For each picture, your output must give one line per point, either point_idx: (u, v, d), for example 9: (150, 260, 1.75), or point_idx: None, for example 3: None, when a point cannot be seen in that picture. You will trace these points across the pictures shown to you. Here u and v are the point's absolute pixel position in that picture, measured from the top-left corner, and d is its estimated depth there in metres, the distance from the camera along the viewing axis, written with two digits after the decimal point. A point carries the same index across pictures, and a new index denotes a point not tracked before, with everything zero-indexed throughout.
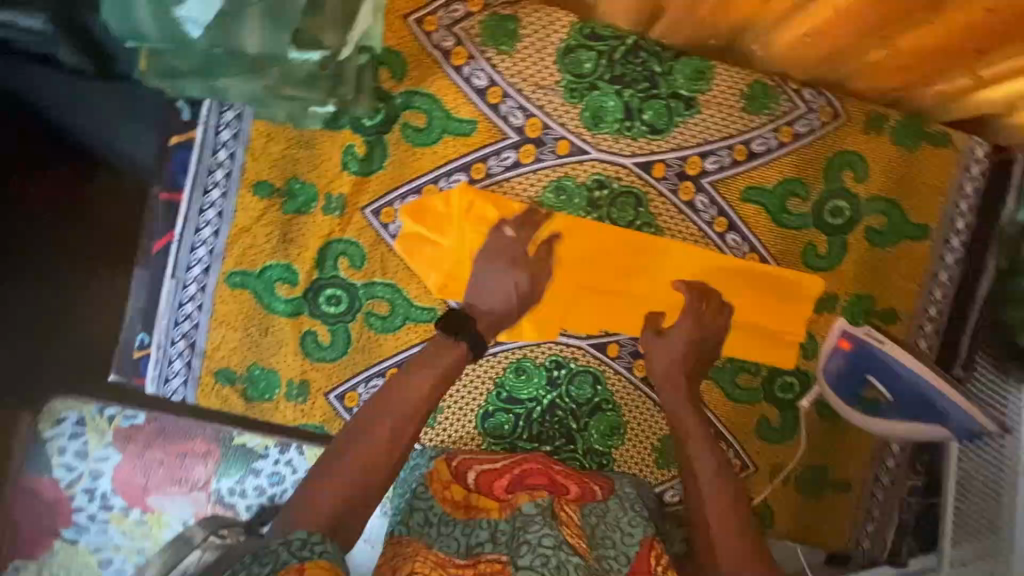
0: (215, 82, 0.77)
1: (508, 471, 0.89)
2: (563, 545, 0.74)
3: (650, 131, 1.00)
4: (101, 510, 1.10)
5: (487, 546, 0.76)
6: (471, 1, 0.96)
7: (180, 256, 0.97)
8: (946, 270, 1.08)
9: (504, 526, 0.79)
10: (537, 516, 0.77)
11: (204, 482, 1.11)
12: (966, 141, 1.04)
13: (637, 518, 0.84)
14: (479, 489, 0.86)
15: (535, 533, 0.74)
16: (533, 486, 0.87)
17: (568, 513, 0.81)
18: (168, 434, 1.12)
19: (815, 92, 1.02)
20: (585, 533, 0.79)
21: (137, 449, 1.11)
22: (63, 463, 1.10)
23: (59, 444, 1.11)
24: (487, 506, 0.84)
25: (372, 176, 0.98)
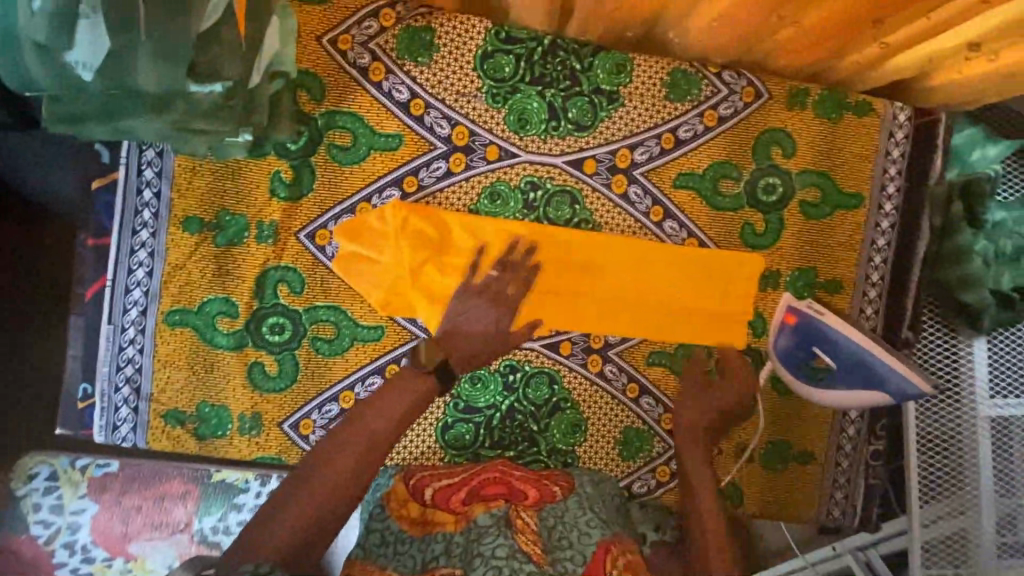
0: (119, 124, 0.76)
1: (465, 483, 0.88)
2: (517, 554, 0.75)
3: (576, 129, 1.00)
4: (83, 563, 1.13)
5: (442, 559, 0.76)
6: (383, 16, 0.96)
7: (115, 301, 0.95)
8: (883, 235, 1.10)
9: (458, 539, 0.79)
10: (492, 527, 0.78)
11: (184, 524, 1.14)
12: (887, 108, 1.06)
13: (592, 523, 0.83)
14: (436, 502, 0.86)
15: (489, 545, 0.75)
16: (490, 495, 0.86)
17: (523, 521, 0.81)
18: (143, 480, 1.14)
19: (736, 74, 1.03)
20: (540, 538, 0.79)
21: (113, 498, 1.14)
22: (40, 519, 1.12)
23: (32, 501, 1.12)
24: (445, 519, 0.83)
25: (303, 201, 0.97)
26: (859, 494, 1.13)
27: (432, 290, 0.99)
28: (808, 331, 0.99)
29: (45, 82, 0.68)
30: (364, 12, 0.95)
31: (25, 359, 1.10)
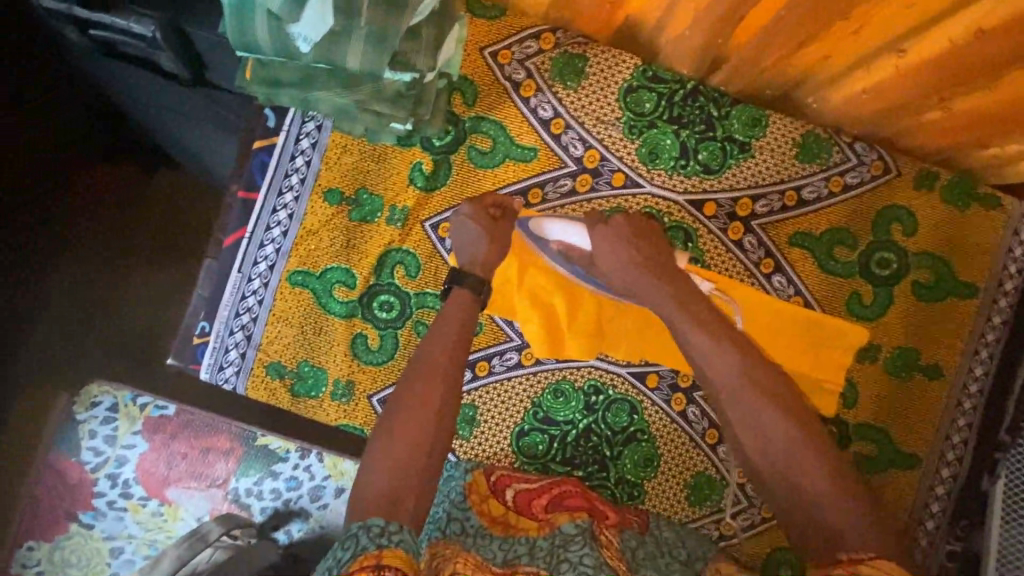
0: (310, 96, 0.83)
1: (547, 492, 0.89)
2: (603, 566, 0.70)
3: (703, 171, 1.04)
4: (120, 498, 1.20)
5: (526, 559, 0.75)
6: (544, 39, 1.03)
7: (249, 253, 1.02)
8: (993, 331, 1.07)
9: (542, 543, 0.77)
10: (578, 536, 0.75)
11: (223, 480, 1.22)
12: (1017, 205, 1.05)
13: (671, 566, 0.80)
14: (517, 509, 0.86)
15: (575, 552, 0.72)
16: (573, 506, 0.85)
17: (606, 537, 0.78)
18: (195, 428, 1.24)
19: (868, 146, 1.05)
20: (624, 557, 0.77)
21: (164, 440, 1.23)
22: (92, 446, 1.21)
23: (90, 427, 1.22)
24: (527, 526, 0.83)
25: (436, 193, 1.03)
26: None
27: (536, 294, 1.04)
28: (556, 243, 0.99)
29: (268, 47, 0.76)
30: (527, 33, 1.02)
31: (34, 336, 1.35)
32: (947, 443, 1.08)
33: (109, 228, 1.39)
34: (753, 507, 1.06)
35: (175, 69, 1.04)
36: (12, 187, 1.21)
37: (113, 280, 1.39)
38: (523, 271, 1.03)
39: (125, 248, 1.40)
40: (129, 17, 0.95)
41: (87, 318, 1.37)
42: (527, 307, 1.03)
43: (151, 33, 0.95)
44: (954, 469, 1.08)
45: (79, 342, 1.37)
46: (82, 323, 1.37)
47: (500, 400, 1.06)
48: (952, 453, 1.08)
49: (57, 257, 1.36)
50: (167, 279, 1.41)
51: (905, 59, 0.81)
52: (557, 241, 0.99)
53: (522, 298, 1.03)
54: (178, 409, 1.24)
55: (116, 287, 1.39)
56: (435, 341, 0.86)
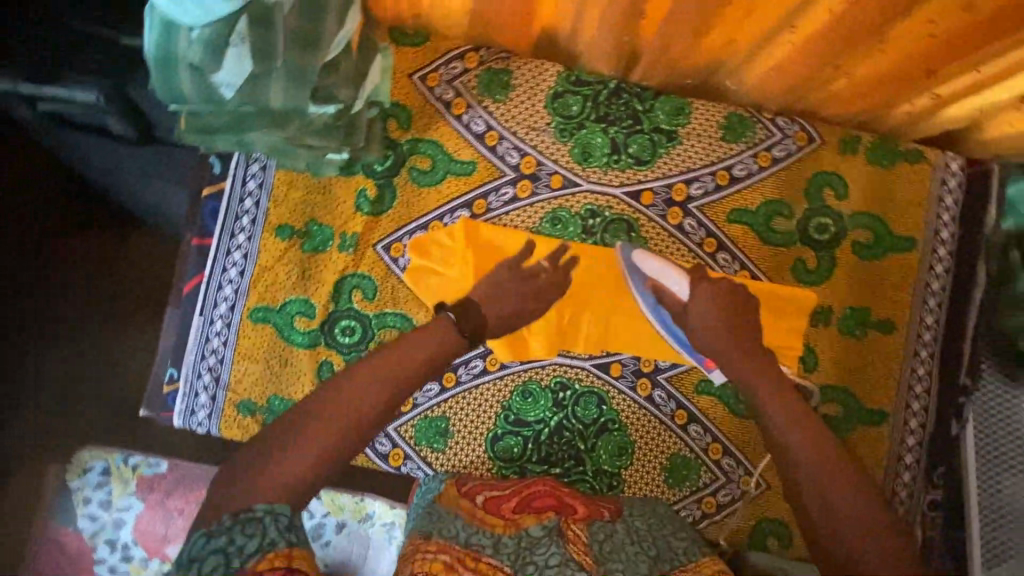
0: (244, 137, 0.88)
1: (516, 494, 0.88)
2: (569, 562, 0.72)
3: (635, 163, 1.08)
4: (122, 561, 1.21)
5: (490, 551, 0.74)
6: (468, 59, 1.08)
7: (208, 296, 1.05)
8: (937, 279, 1.10)
9: (507, 540, 0.77)
10: (544, 538, 0.76)
11: None
12: (940, 157, 1.10)
13: (639, 556, 0.76)
14: (485, 506, 0.86)
15: (542, 554, 0.73)
16: (541, 507, 0.86)
17: (574, 533, 0.78)
18: (189, 483, 1.25)
19: (788, 120, 1.09)
20: (592, 550, 0.76)
21: (158, 498, 1.24)
22: (88, 512, 1.22)
23: (84, 494, 1.23)
24: (494, 522, 0.82)
25: (383, 216, 1.07)
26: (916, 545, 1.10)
27: None
28: (648, 281, 1.02)
29: (193, 98, 0.77)
30: (452, 54, 1.08)
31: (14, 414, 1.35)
32: (911, 393, 1.10)
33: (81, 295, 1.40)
34: (731, 482, 1.08)
35: (121, 130, 1.06)
36: (10, 185, 1.28)
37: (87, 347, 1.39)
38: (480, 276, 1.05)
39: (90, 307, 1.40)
40: (71, 85, 0.99)
41: (60, 382, 1.37)
42: None
43: (97, 99, 0.99)
44: (921, 417, 1.10)
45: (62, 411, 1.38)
46: (56, 388, 1.38)
47: (470, 408, 1.08)
48: (917, 403, 1.10)
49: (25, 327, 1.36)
50: (136, 333, 1.42)
51: (798, 33, 0.86)
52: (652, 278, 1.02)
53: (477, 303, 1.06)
54: (170, 464, 1.25)
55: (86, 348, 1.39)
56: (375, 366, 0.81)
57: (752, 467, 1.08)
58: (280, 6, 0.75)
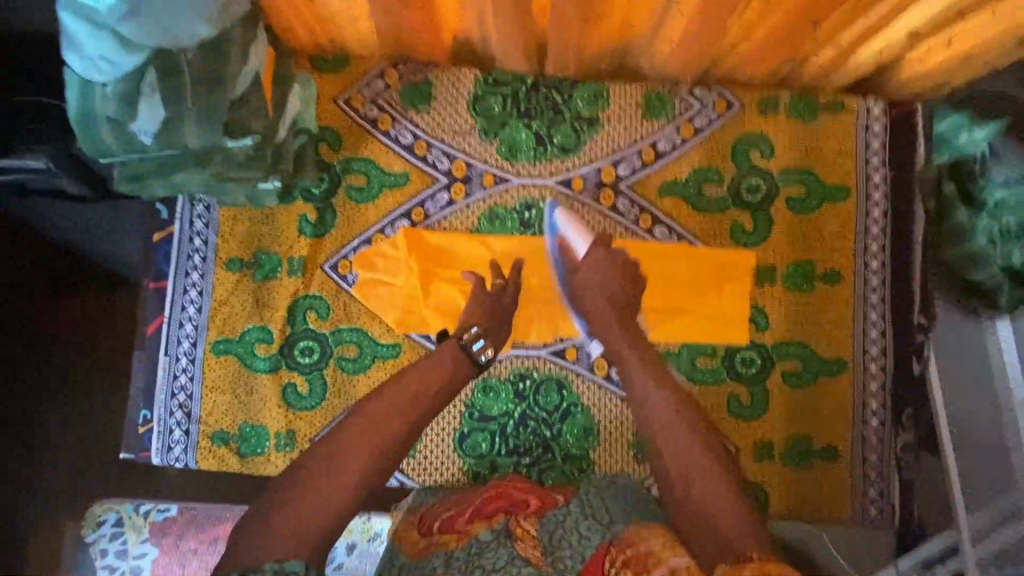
0: (174, 178, 0.92)
1: (469, 506, 0.90)
2: (515, 560, 0.74)
3: (561, 152, 1.11)
4: None
5: (441, 569, 0.76)
6: (388, 75, 1.12)
7: (170, 335, 1.09)
8: (876, 223, 1.12)
9: (459, 553, 0.79)
10: (492, 542, 0.78)
11: None
12: (860, 103, 1.12)
13: (592, 527, 0.81)
14: (441, 528, 0.87)
15: (489, 558, 0.75)
16: (493, 511, 0.86)
17: (523, 530, 0.81)
18: (199, 521, 1.24)
19: (706, 89, 1.12)
20: (541, 543, 0.79)
21: (172, 541, 1.23)
22: (106, 564, 1.22)
23: (100, 547, 1.23)
24: (447, 539, 0.83)
25: (326, 237, 1.11)
26: (894, 490, 1.09)
27: (433, 298, 1.09)
28: (558, 237, 1.04)
29: (117, 146, 0.83)
30: (372, 74, 1.12)
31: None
32: (867, 339, 1.11)
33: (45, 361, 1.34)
34: None
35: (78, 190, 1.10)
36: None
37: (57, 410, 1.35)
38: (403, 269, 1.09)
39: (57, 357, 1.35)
40: (20, 153, 1.03)
41: (39, 448, 1.35)
42: (408, 302, 1.09)
43: (48, 162, 1.04)
44: (881, 361, 1.10)
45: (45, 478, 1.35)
46: (33, 448, 1.34)
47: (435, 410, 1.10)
48: (875, 347, 1.10)
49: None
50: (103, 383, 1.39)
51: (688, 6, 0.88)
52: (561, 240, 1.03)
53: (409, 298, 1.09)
54: (182, 507, 1.26)
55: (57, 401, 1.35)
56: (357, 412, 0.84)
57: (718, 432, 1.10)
58: (184, 53, 0.81)
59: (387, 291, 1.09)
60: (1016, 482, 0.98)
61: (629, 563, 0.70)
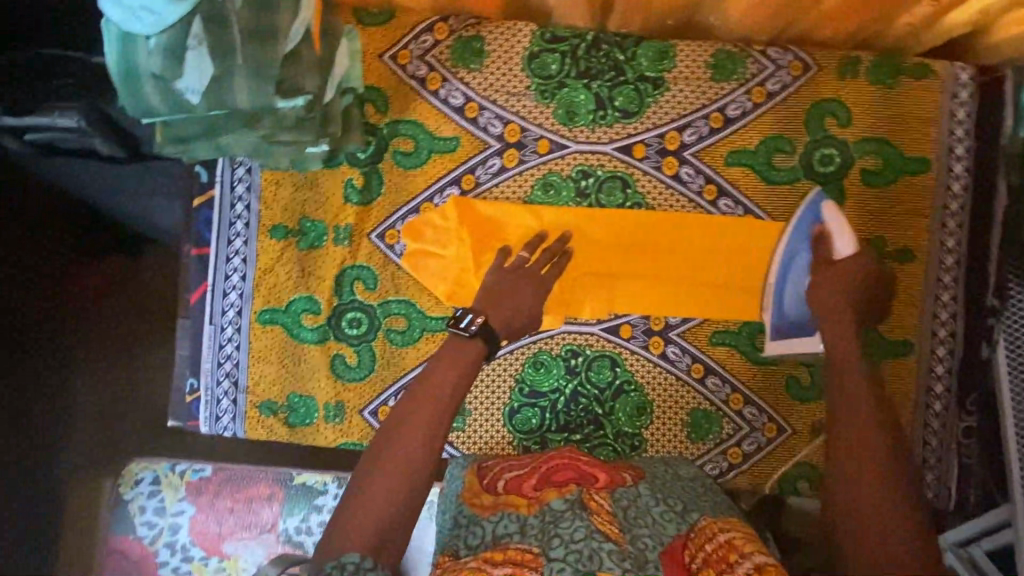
0: (220, 141, 0.87)
1: (536, 471, 0.89)
2: (594, 534, 0.72)
3: (623, 116, 1.04)
4: (183, 562, 1.17)
5: (516, 537, 0.76)
6: (437, 30, 1.04)
7: (215, 304, 1.07)
8: (955, 199, 1.05)
9: (533, 521, 0.78)
10: (567, 511, 0.76)
11: (271, 523, 1.18)
12: (947, 69, 1.04)
13: (666, 514, 0.79)
14: (508, 490, 0.87)
15: (567, 528, 0.73)
16: (562, 481, 0.85)
17: (597, 502, 0.79)
18: (234, 481, 1.22)
19: (780, 49, 1.04)
20: (617, 519, 0.77)
21: (208, 500, 1.20)
22: (145, 521, 1.19)
23: (139, 504, 1.20)
24: (517, 502, 0.83)
25: (373, 205, 1.06)
26: (952, 475, 1.08)
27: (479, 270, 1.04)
28: (817, 228, 0.99)
29: (163, 109, 0.77)
30: (420, 28, 1.04)
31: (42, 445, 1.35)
32: (936, 321, 1.06)
33: (93, 325, 1.37)
34: (755, 430, 1.07)
35: (111, 151, 1.03)
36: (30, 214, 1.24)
37: (102, 370, 1.37)
38: (450, 238, 1.05)
39: (103, 324, 1.37)
40: (52, 112, 0.97)
41: (85, 410, 1.37)
42: (455, 273, 1.05)
43: (78, 121, 0.97)
44: (950, 344, 1.06)
45: (91, 439, 1.37)
46: (79, 412, 1.37)
47: (484, 386, 1.08)
48: (943, 329, 1.06)
49: (42, 363, 1.34)
50: (140, 347, 1.38)
51: None
52: (823, 226, 0.98)
53: (458, 269, 1.04)
54: (216, 467, 1.23)
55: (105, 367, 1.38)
56: (425, 397, 0.84)
57: (774, 412, 1.07)
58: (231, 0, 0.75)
59: (436, 262, 1.05)
60: None
61: (711, 561, 0.71)
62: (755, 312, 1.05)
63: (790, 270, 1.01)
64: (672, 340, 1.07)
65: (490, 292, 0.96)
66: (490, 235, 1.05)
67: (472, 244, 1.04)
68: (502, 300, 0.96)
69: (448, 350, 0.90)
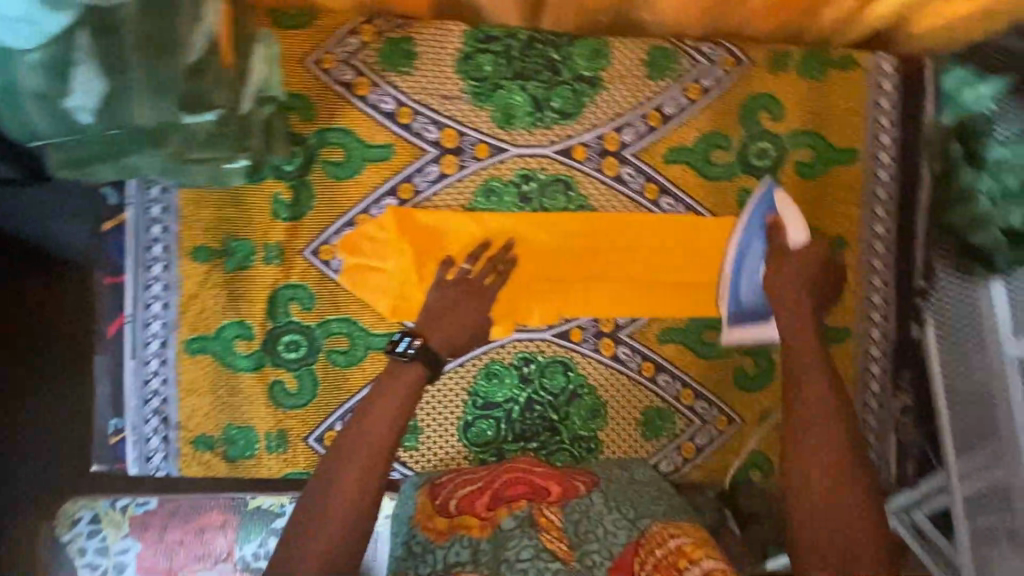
0: (124, 162, 0.80)
1: (489, 488, 0.86)
2: (542, 553, 0.73)
3: (561, 118, 1.02)
4: None
5: (469, 567, 0.75)
6: (362, 32, 0.98)
7: (136, 336, 0.98)
8: (883, 186, 1.09)
9: (485, 546, 0.77)
10: (517, 530, 0.77)
11: (226, 553, 1.08)
12: (871, 60, 1.07)
13: (619, 522, 0.80)
14: (462, 510, 0.83)
15: (514, 549, 0.74)
16: (514, 496, 0.84)
17: (547, 519, 0.79)
18: (182, 512, 1.10)
19: (714, 45, 1.04)
20: (566, 534, 0.78)
21: (155, 534, 1.09)
22: (87, 562, 1.08)
23: (78, 545, 1.09)
24: (469, 523, 0.81)
25: (304, 219, 1.00)
26: (890, 452, 1.13)
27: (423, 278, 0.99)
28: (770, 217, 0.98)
29: (49, 125, 0.70)
30: (344, 30, 0.98)
31: None
32: (869, 305, 1.10)
33: None
34: (707, 424, 1.09)
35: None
36: None
37: None
38: (391, 249, 1.00)
39: None
40: None
41: None
42: (396, 288, 1.00)
43: None
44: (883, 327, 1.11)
45: None
46: None
47: (436, 402, 1.05)
48: (877, 313, 1.11)
49: None
50: None
51: None
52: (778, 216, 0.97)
53: (400, 282, 0.99)
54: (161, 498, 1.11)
55: (5, 409, 1.13)
56: (368, 425, 0.80)
57: (724, 404, 1.09)
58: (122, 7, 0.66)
59: (377, 276, 1.00)
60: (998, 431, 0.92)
61: (661, 567, 0.73)
62: (712, 297, 1.05)
63: (746, 256, 0.99)
64: (624, 340, 1.06)
65: (433, 307, 0.93)
66: (431, 245, 1.00)
67: (414, 255, 0.99)
68: (446, 315, 0.92)
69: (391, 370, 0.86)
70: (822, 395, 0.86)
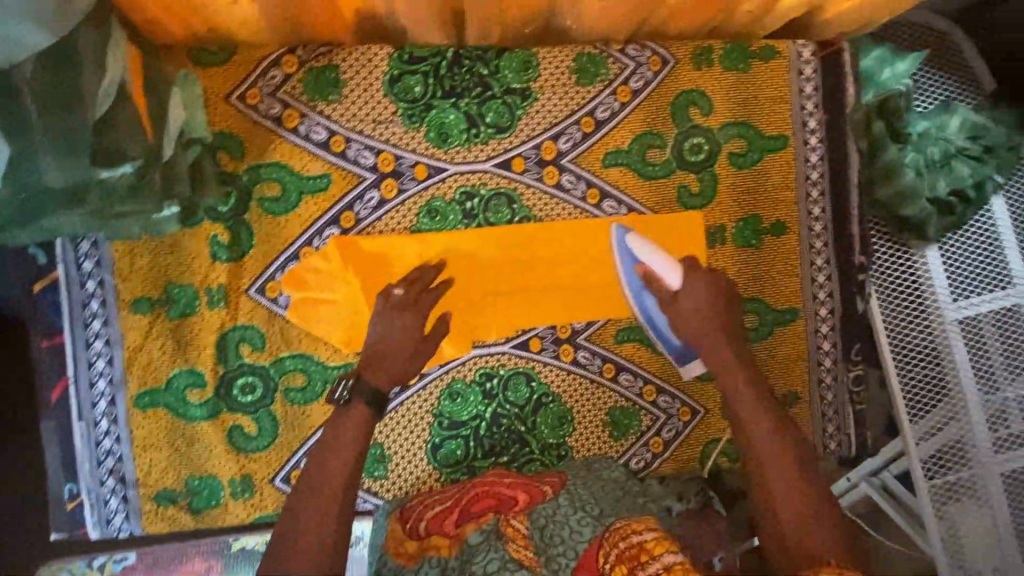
0: (44, 224, 0.77)
1: (455, 507, 0.89)
2: (508, 563, 0.80)
3: (496, 132, 1.02)
4: None
5: None
6: (285, 63, 0.97)
7: (82, 398, 0.95)
8: (815, 168, 1.12)
9: (453, 563, 0.83)
10: (484, 544, 0.83)
11: None
12: (791, 48, 1.10)
13: (583, 520, 0.84)
14: (430, 531, 0.87)
15: (482, 561, 0.80)
16: (480, 511, 0.88)
17: (513, 529, 0.84)
18: (163, 562, 1.12)
19: (638, 47, 1.05)
20: (532, 542, 0.82)
21: None
22: None
23: None
24: (439, 543, 0.86)
25: (246, 258, 0.98)
26: (849, 423, 1.15)
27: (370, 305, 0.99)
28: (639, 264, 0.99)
29: None
30: (267, 62, 0.96)
31: None
32: (814, 285, 1.14)
33: None
34: (672, 417, 1.10)
35: None
36: None
37: None
38: (336, 278, 0.99)
39: None
40: None
41: None
42: (346, 318, 0.99)
43: None
44: (830, 304, 1.14)
45: None
46: None
47: (401, 427, 1.04)
48: (822, 291, 1.14)
49: None
50: None
51: None
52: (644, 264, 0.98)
53: (350, 312, 0.99)
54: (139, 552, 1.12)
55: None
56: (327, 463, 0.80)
57: (685, 396, 1.11)
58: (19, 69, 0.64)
59: (326, 309, 0.99)
60: (947, 384, 1.06)
61: (623, 558, 0.74)
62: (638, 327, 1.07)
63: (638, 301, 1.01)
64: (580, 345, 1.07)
65: (384, 336, 0.92)
66: (378, 272, 1.00)
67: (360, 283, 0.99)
68: (398, 342, 0.92)
69: (348, 405, 0.87)
70: (754, 400, 0.90)
